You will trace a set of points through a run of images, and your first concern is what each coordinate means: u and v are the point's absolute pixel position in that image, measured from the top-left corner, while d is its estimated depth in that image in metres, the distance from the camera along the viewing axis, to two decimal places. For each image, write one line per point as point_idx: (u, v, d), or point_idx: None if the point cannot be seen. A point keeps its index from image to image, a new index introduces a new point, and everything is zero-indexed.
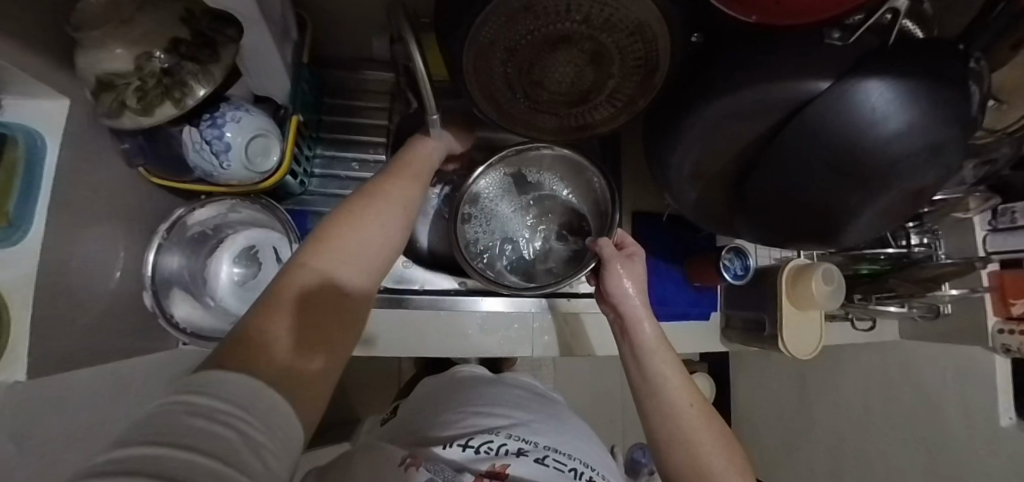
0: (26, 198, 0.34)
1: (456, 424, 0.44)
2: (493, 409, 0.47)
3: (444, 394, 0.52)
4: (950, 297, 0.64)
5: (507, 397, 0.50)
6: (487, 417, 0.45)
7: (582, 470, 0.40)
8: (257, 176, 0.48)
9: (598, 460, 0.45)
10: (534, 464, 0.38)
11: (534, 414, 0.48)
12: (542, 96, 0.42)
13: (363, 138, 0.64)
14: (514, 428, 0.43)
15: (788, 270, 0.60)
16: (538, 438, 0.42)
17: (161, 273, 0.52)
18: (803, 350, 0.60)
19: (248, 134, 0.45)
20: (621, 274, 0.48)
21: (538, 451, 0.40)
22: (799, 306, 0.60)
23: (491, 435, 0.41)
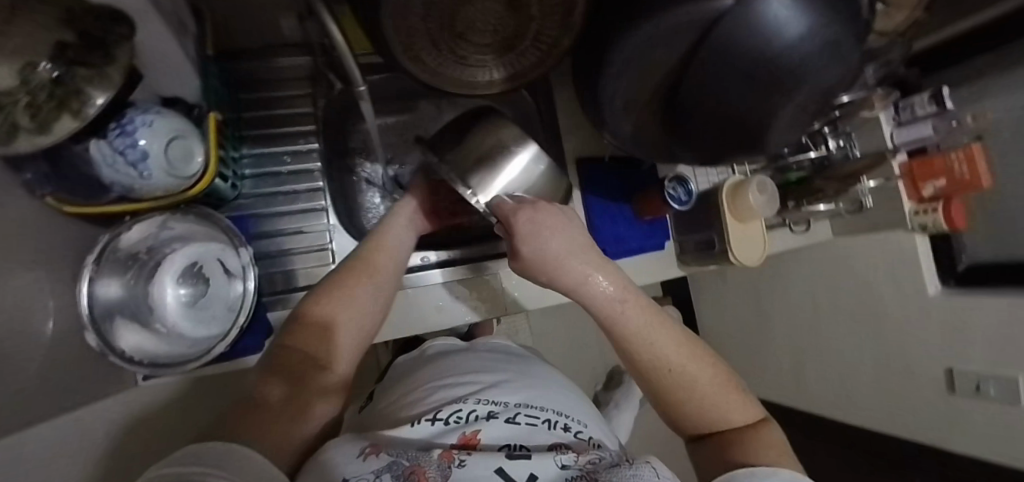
0: None
1: (424, 401, 0.43)
2: (461, 377, 0.46)
3: (410, 377, 0.51)
4: (871, 189, 0.70)
5: (477, 364, 0.49)
6: (456, 387, 0.44)
7: (556, 419, 0.41)
8: (186, 181, 0.45)
9: (575, 409, 0.46)
10: (506, 425, 0.37)
11: (504, 374, 0.47)
12: (467, 49, 0.42)
13: (290, 130, 0.61)
14: (484, 392, 0.42)
15: (727, 188, 0.65)
16: (508, 398, 0.42)
17: (101, 306, 0.48)
18: (749, 258, 0.66)
19: (165, 138, 0.42)
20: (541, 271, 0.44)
21: (508, 412, 0.39)
22: (742, 218, 0.65)
23: (459, 404, 0.39)
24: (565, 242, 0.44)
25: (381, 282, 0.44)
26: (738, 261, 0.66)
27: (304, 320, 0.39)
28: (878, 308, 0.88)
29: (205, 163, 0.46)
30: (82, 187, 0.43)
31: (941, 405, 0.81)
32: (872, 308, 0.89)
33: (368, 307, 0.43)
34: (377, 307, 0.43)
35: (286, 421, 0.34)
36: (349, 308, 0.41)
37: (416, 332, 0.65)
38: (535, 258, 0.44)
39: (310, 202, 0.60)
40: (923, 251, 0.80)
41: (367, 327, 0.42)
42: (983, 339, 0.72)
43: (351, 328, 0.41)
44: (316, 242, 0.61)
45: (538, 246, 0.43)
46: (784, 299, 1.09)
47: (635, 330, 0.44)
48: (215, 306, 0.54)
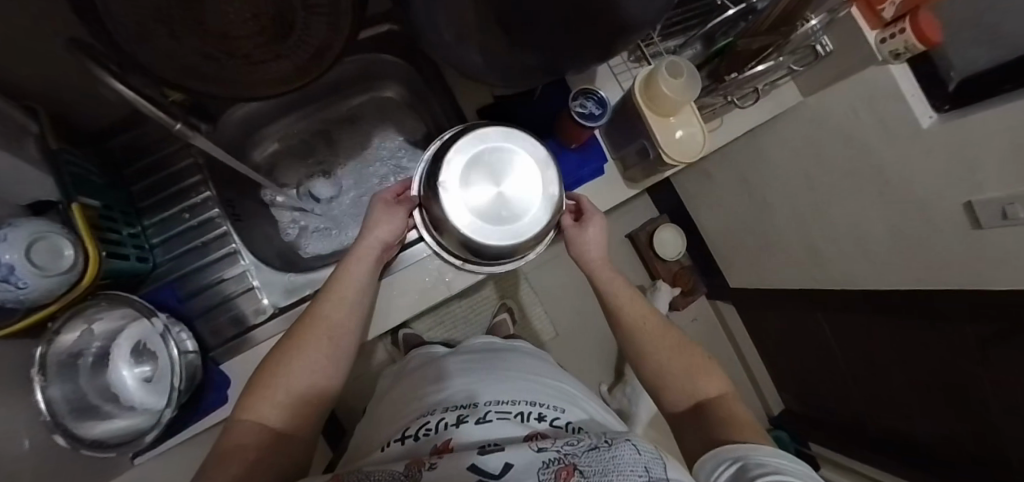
0: None
1: (401, 421, 0.47)
2: (435, 392, 0.50)
3: (388, 399, 0.59)
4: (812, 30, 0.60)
5: (450, 373, 0.55)
6: (434, 401, 0.48)
7: (527, 411, 0.43)
8: (68, 271, 0.46)
9: (547, 395, 0.49)
10: (475, 425, 0.40)
11: (469, 381, 0.51)
12: (245, 46, 0.43)
13: (180, 186, 0.60)
14: (455, 402, 0.46)
15: (639, 82, 0.58)
16: (477, 400, 0.45)
17: (61, 406, 0.49)
18: (684, 151, 0.59)
19: (25, 246, 0.43)
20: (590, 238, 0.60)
21: (479, 412, 0.42)
22: (666, 113, 0.58)
23: (428, 418, 0.43)
24: (597, 245, 0.60)
25: (338, 332, 0.50)
26: (671, 158, 0.58)
27: (254, 389, 0.45)
28: (874, 160, 0.78)
29: (79, 253, 0.46)
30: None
31: (968, 247, 0.70)
32: (868, 162, 0.79)
33: (317, 357, 0.48)
34: (325, 356, 0.48)
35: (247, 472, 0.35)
36: (302, 365, 0.47)
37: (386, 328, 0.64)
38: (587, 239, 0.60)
39: (222, 248, 0.60)
40: (905, 82, 0.68)
41: (317, 377, 0.47)
42: (990, 162, 0.60)
43: (304, 381, 0.46)
44: (241, 283, 0.60)
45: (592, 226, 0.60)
46: (778, 182, 1.00)
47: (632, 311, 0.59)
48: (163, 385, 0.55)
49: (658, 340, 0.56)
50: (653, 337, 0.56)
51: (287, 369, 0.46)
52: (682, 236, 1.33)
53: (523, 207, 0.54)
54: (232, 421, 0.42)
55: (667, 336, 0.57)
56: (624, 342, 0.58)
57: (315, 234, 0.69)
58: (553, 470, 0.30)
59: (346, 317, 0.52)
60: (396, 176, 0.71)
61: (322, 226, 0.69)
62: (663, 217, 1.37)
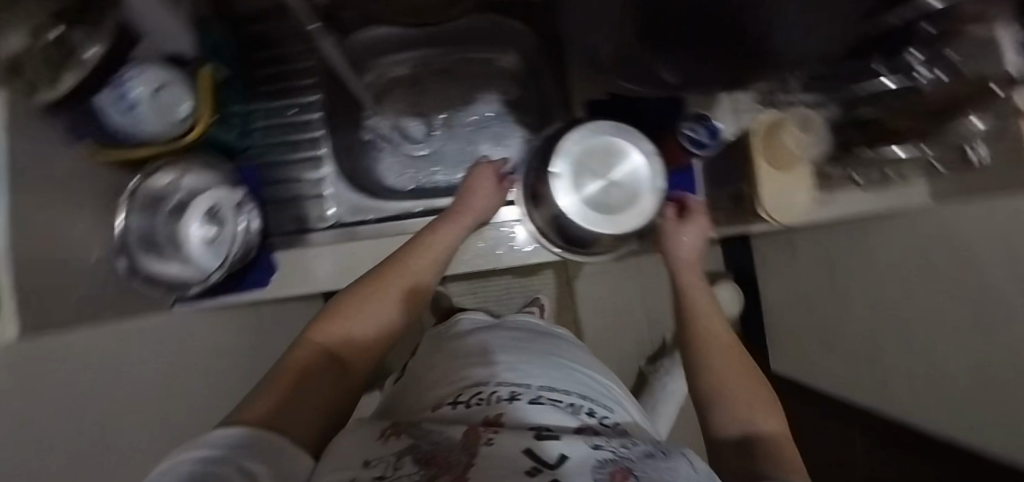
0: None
1: (455, 374, 0.47)
2: (489, 357, 0.50)
3: (438, 355, 0.57)
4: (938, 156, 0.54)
5: (504, 342, 0.54)
6: (486, 365, 0.47)
7: (579, 404, 0.42)
8: (178, 127, 0.50)
9: (595, 389, 0.47)
10: (531, 405, 0.39)
11: (525, 356, 0.50)
12: None
13: (294, 84, 0.65)
14: (507, 376, 0.45)
15: (757, 126, 0.53)
16: (532, 381, 0.44)
17: (135, 234, 0.53)
18: (784, 211, 0.53)
19: (151, 86, 0.47)
20: (682, 235, 0.61)
21: (531, 394, 0.41)
22: (780, 167, 0.52)
23: (481, 388, 0.42)
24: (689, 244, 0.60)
25: (415, 282, 0.51)
26: (769, 215, 0.54)
27: (328, 319, 0.45)
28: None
29: (194, 109, 0.51)
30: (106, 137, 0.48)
31: None
32: None
33: (390, 302, 0.48)
34: (397, 302, 0.49)
35: (299, 400, 0.35)
36: (371, 310, 0.47)
37: None
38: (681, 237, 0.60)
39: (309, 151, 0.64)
40: None
41: (384, 324, 0.47)
42: None
43: (373, 321, 0.47)
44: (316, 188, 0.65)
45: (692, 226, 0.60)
46: None
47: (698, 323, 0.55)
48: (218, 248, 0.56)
49: (717, 352, 0.51)
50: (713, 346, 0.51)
51: (363, 308, 0.47)
52: (740, 298, 1.23)
53: (629, 206, 0.52)
54: (301, 342, 0.42)
55: (730, 353, 0.51)
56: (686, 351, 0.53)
57: (393, 156, 0.69)
58: (608, 470, 0.28)
59: (423, 266, 0.53)
60: (483, 138, 0.70)
61: (403, 155, 0.69)
62: (728, 274, 1.28)
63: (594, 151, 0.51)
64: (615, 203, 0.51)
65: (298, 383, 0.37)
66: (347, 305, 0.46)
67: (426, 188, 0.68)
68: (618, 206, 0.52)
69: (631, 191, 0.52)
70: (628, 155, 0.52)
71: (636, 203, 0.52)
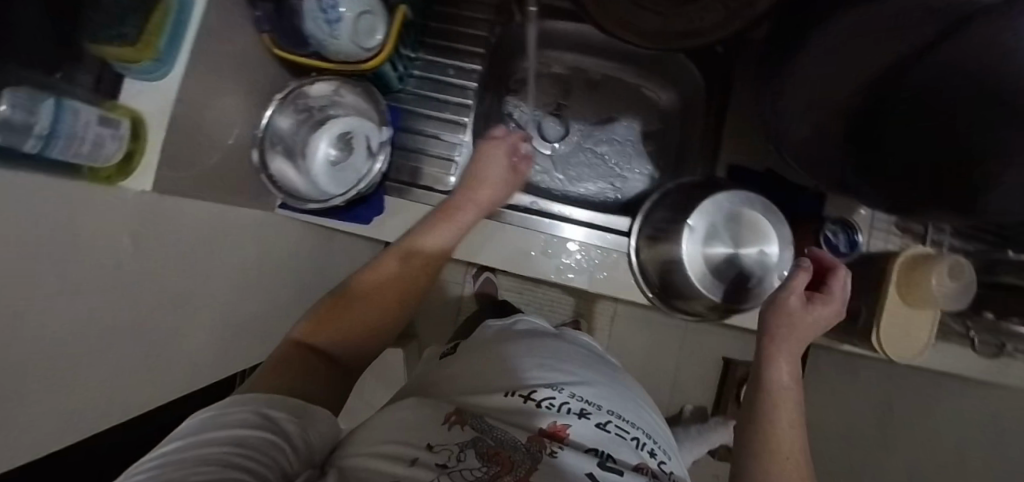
0: (175, 39, 0.43)
1: (523, 369, 0.51)
2: (558, 363, 0.53)
3: (504, 344, 0.56)
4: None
5: (570, 353, 0.57)
6: (554, 371, 0.51)
7: (642, 439, 0.45)
8: (364, 53, 0.50)
9: (651, 428, 0.50)
10: (597, 427, 0.42)
11: (594, 376, 0.53)
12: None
13: (461, 47, 0.65)
14: (576, 388, 0.48)
15: (899, 259, 0.50)
16: (602, 403, 0.47)
17: (274, 129, 0.58)
18: (898, 350, 0.51)
19: (357, 10, 0.47)
20: (818, 310, 0.46)
21: (600, 416, 0.44)
22: (911, 303, 0.50)
23: (554, 393, 0.46)
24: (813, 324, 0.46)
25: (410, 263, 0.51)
26: (882, 350, 0.51)
27: (314, 312, 0.46)
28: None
29: (383, 41, 0.50)
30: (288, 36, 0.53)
31: None
32: None
33: (386, 287, 0.49)
34: (392, 284, 0.49)
35: (289, 387, 0.36)
36: (357, 295, 0.47)
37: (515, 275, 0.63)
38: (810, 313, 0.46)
39: (455, 115, 0.64)
40: None
41: (374, 314, 0.48)
42: None
43: (357, 303, 0.47)
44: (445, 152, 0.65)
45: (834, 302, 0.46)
46: None
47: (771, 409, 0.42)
48: (345, 173, 0.61)
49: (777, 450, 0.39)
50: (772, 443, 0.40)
51: (355, 300, 0.47)
52: None
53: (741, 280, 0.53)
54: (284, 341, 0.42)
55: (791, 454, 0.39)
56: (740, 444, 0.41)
57: None
58: None
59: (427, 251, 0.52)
60: (613, 161, 0.69)
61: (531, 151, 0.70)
62: None
63: (732, 222, 0.53)
64: (729, 272, 0.53)
65: (288, 372, 0.38)
66: (337, 300, 0.47)
67: (538, 187, 0.67)
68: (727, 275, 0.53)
69: (751, 265, 0.53)
70: (757, 228, 0.52)
71: (754, 278, 0.53)
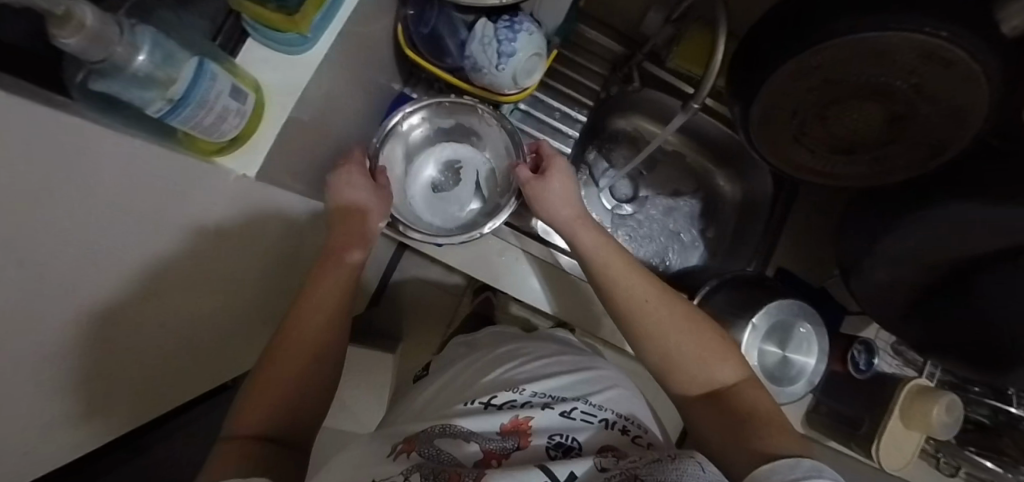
0: (326, 17, 0.43)
1: (496, 378, 0.59)
2: (526, 365, 0.61)
3: (473, 358, 0.67)
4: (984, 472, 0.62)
5: (546, 351, 0.64)
6: (523, 372, 0.59)
7: (610, 420, 0.52)
8: (514, 89, 0.49)
9: (626, 404, 0.57)
10: (558, 416, 0.50)
11: (563, 368, 0.61)
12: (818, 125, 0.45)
13: (570, 92, 0.66)
14: (537, 385, 0.56)
15: (910, 387, 0.59)
16: (567, 394, 0.55)
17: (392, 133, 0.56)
18: (889, 461, 0.59)
19: (531, 50, 0.46)
20: (553, 184, 0.52)
21: (565, 405, 0.52)
22: (909, 424, 0.59)
23: (516, 396, 0.54)
24: (566, 191, 0.52)
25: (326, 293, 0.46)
26: (877, 460, 0.60)
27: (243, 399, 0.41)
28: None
29: (535, 85, 0.49)
30: (432, 47, 0.51)
31: None
32: None
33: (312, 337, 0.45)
34: (318, 322, 0.45)
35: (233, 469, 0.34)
36: (275, 368, 0.42)
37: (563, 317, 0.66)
38: (551, 191, 0.52)
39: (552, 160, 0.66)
40: None
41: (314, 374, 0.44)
42: None
43: (279, 369, 0.42)
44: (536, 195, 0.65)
45: (562, 176, 0.53)
46: None
47: (618, 291, 0.48)
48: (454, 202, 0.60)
49: (649, 333, 0.46)
50: (643, 335, 0.46)
51: (273, 370, 0.42)
52: None
53: (788, 379, 0.59)
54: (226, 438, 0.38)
55: (664, 313, 0.46)
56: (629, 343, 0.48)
57: (596, 199, 0.70)
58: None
59: (338, 279, 0.47)
60: (665, 232, 0.71)
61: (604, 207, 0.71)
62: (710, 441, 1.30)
63: (789, 326, 0.59)
64: (777, 373, 0.59)
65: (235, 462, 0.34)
66: (278, 367, 0.43)
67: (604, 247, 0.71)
68: (776, 372, 0.59)
69: (797, 367, 0.59)
70: (806, 341, 0.60)
71: (792, 381, 0.59)
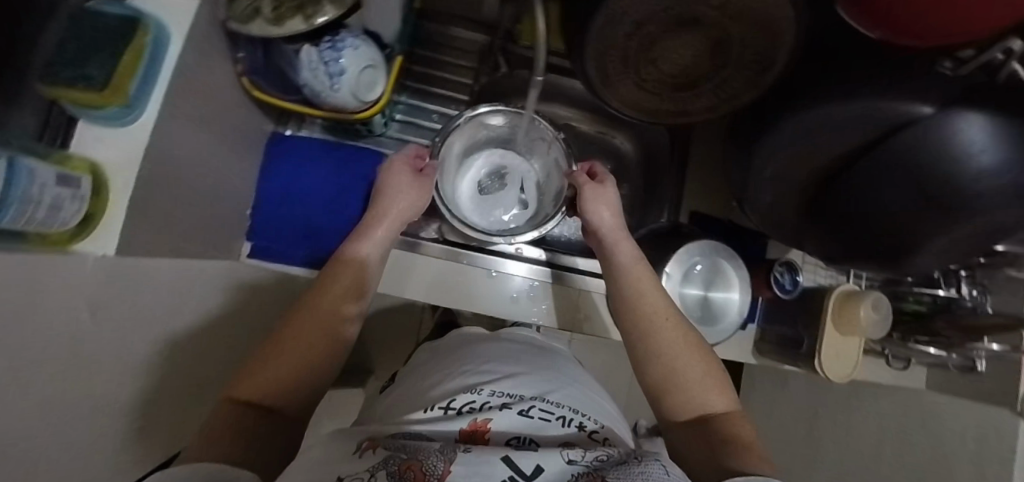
0: (144, 82, 0.37)
1: (441, 387, 0.50)
2: (478, 367, 0.53)
3: (422, 370, 0.59)
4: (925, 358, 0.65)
5: (499, 354, 0.57)
6: (474, 374, 0.51)
7: (569, 417, 0.45)
8: (358, 104, 0.50)
9: (591, 408, 0.50)
10: (518, 416, 0.42)
11: (518, 367, 0.53)
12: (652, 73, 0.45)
13: (445, 93, 0.66)
14: (496, 385, 0.48)
15: (836, 294, 0.60)
16: (523, 392, 0.48)
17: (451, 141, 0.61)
18: (835, 372, 0.60)
19: (361, 63, 0.47)
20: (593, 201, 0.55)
21: (524, 404, 0.44)
22: (843, 331, 0.60)
23: (474, 396, 0.46)
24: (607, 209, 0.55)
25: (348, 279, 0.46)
26: (823, 374, 0.60)
27: (249, 365, 0.39)
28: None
29: (380, 96, 0.51)
30: (275, 83, 0.52)
31: None
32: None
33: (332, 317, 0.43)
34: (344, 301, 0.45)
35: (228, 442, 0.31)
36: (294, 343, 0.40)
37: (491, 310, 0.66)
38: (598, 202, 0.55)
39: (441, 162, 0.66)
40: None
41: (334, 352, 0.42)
42: None
43: (297, 342, 0.40)
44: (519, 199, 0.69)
45: (608, 192, 0.57)
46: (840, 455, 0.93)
47: (642, 306, 0.49)
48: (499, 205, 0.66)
49: (659, 349, 0.46)
50: (651, 351, 0.46)
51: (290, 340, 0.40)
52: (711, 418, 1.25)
53: (712, 317, 0.60)
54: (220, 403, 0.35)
55: (681, 340, 0.46)
56: (630, 351, 0.48)
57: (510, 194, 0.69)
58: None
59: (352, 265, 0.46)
60: None
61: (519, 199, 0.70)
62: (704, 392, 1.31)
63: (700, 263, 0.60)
64: (696, 311, 0.59)
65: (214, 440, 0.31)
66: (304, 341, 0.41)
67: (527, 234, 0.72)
68: (695, 310, 0.59)
69: (718, 303, 0.60)
70: (722, 274, 0.60)
71: (719, 318, 0.60)
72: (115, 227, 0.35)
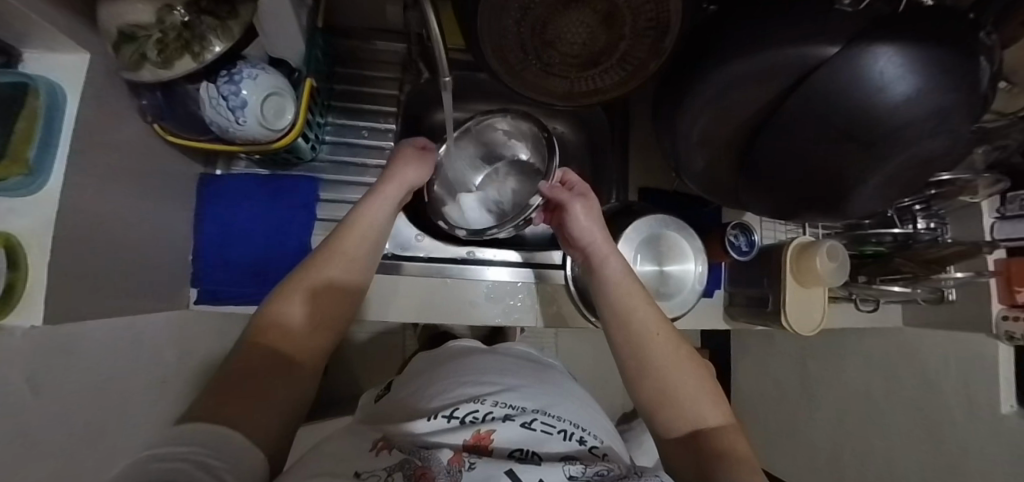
0: (42, 151, 0.33)
1: (440, 397, 0.46)
2: (482, 377, 0.49)
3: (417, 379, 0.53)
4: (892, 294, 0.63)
5: (494, 367, 0.53)
6: (475, 386, 0.47)
7: (570, 431, 0.42)
8: (271, 134, 0.49)
9: (588, 422, 0.47)
10: (520, 428, 0.39)
11: (518, 380, 0.50)
12: (554, 57, 0.44)
13: (374, 107, 0.65)
14: (501, 395, 0.45)
15: (792, 247, 0.59)
16: (526, 404, 0.44)
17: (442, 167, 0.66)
18: (803, 325, 0.59)
19: (262, 93, 0.46)
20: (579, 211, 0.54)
21: (525, 416, 0.41)
22: (804, 283, 0.59)
23: (477, 406, 0.42)
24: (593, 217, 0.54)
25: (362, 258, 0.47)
26: (792, 329, 0.60)
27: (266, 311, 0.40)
28: (925, 424, 0.64)
29: (293, 122, 0.50)
30: (183, 125, 0.50)
31: None
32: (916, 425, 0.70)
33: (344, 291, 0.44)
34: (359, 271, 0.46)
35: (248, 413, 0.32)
36: (315, 306, 0.41)
37: (452, 319, 0.65)
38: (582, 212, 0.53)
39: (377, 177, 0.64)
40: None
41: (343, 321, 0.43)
42: None
43: (319, 311, 0.41)
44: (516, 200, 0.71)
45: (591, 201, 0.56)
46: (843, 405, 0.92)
47: (633, 317, 0.47)
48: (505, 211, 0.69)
49: (650, 360, 0.44)
50: (646, 363, 0.44)
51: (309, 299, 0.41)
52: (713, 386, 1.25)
53: (668, 291, 0.59)
54: (247, 345, 0.37)
55: (674, 353, 0.45)
56: (621, 362, 0.46)
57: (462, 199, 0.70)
58: None
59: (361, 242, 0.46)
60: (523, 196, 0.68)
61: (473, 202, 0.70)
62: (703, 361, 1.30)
63: (647, 238, 0.59)
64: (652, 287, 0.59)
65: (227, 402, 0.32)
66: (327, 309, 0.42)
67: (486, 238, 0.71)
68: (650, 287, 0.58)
69: (672, 276, 0.59)
70: (670, 247, 0.59)
71: (676, 292, 0.59)
72: (41, 295, 0.31)
